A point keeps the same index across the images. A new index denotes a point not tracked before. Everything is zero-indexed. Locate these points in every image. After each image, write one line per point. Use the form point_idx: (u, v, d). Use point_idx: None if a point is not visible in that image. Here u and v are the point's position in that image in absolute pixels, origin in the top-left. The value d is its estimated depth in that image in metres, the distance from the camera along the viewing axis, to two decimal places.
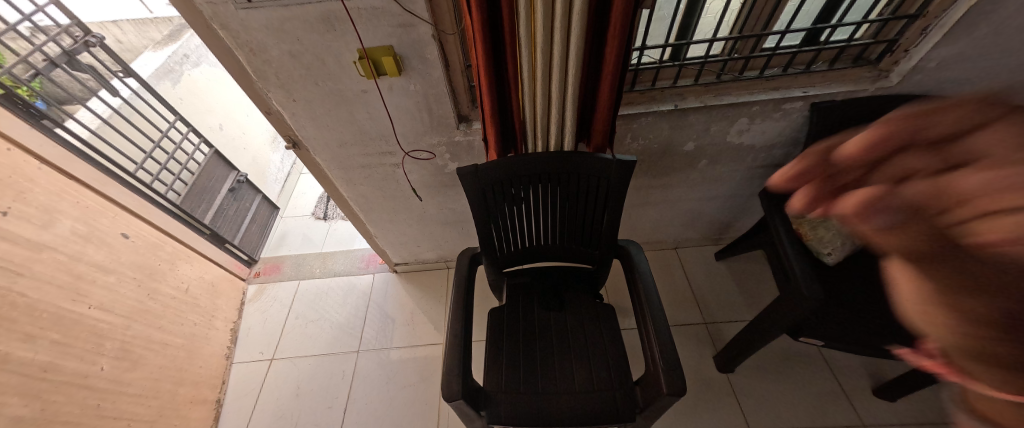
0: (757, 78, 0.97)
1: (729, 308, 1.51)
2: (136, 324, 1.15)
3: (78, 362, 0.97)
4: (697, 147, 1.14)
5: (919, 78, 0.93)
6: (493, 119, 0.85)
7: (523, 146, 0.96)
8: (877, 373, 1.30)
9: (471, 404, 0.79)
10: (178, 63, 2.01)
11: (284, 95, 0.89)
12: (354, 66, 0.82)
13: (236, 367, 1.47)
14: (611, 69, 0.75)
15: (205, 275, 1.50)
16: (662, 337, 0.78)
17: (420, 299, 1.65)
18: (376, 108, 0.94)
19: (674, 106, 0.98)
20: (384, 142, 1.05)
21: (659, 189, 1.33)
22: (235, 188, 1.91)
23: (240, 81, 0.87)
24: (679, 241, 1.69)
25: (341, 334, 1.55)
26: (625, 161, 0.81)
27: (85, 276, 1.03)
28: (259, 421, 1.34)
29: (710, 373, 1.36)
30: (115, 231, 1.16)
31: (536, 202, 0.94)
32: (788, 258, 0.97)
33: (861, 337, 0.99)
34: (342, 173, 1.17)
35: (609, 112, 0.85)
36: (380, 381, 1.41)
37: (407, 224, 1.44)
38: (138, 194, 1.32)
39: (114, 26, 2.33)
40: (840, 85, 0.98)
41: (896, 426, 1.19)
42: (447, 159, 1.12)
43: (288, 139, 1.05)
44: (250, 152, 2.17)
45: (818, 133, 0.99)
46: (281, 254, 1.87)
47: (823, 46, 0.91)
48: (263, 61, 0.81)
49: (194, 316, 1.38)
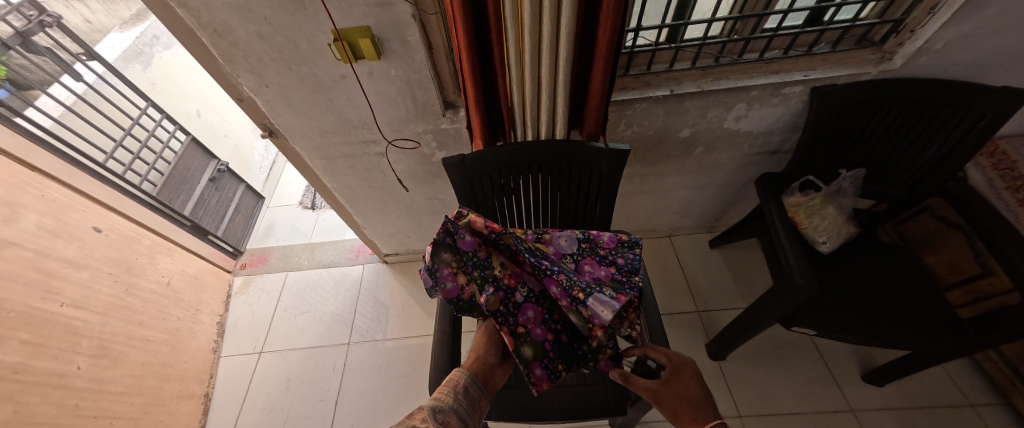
0: (757, 61, 0.93)
1: (722, 296, 1.51)
2: (114, 321, 1.11)
3: (53, 361, 0.94)
4: (693, 134, 1.11)
5: (923, 60, 0.90)
6: (479, 106, 0.80)
7: (512, 133, 0.92)
8: (866, 359, 1.31)
9: None
10: (147, 45, 1.94)
11: (255, 80, 0.84)
12: (329, 49, 0.77)
13: (224, 361, 1.45)
14: (604, 52, 0.70)
15: (188, 268, 1.45)
16: (655, 331, 0.77)
17: (411, 289, 1.62)
18: (356, 95, 0.89)
19: (670, 91, 0.94)
20: (367, 130, 1.00)
21: (653, 177, 1.30)
22: (216, 178, 1.85)
23: (207, 66, 0.81)
24: (673, 229, 1.67)
25: (331, 327, 1.52)
26: (619, 150, 0.77)
27: (55, 273, 0.98)
28: (249, 414, 1.32)
29: (701, 361, 1.36)
30: (87, 225, 1.11)
31: (527, 193, 0.91)
32: (783, 246, 0.95)
33: (853, 326, 0.98)
34: (324, 163, 1.12)
35: (602, 98, 0.80)
36: (371, 373, 1.40)
37: (396, 215, 1.40)
38: (109, 186, 1.26)
39: (81, 4, 2.03)
40: (842, 69, 0.94)
41: (882, 411, 1.21)
42: (434, 148, 1.08)
43: (263, 127, 0.99)
44: (231, 139, 2.10)
45: (816, 119, 0.97)
46: (268, 246, 1.82)
47: (826, 27, 0.87)
48: (229, 43, 0.75)
49: (177, 311, 1.35)
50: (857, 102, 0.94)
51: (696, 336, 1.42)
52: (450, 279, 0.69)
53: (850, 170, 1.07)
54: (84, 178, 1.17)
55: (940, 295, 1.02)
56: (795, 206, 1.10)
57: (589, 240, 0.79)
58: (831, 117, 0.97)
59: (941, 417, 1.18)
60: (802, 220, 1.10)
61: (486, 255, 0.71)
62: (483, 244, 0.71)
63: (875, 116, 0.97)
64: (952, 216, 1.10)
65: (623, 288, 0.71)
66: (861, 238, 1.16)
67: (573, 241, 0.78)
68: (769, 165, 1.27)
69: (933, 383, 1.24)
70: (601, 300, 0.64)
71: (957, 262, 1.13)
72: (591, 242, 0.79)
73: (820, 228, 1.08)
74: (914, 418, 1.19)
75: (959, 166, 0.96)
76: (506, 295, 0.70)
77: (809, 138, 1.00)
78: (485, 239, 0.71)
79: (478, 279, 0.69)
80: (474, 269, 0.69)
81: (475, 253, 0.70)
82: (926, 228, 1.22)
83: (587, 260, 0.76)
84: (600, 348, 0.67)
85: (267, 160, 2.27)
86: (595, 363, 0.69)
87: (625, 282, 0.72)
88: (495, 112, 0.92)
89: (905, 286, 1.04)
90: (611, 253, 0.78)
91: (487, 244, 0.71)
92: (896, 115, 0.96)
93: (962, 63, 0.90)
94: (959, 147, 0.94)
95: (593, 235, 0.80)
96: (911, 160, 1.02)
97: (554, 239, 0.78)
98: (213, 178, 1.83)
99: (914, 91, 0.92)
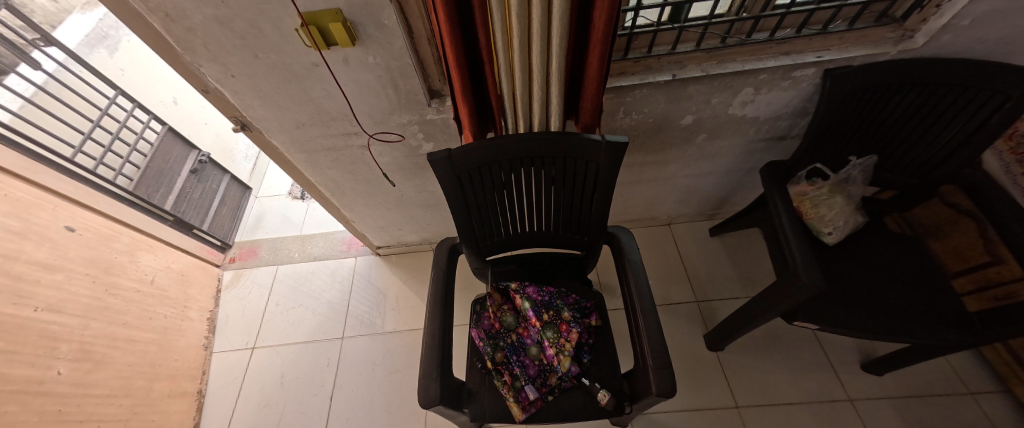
0: (767, 41, 0.86)
1: (722, 285, 1.48)
2: (94, 323, 1.09)
3: (32, 368, 0.91)
4: (696, 121, 1.04)
5: (948, 38, 0.82)
6: (465, 96, 0.73)
7: (503, 123, 0.86)
8: (867, 348, 1.29)
9: (452, 406, 0.75)
10: (112, 28, 1.93)
11: (220, 70, 0.77)
12: (297, 34, 0.69)
13: (216, 357, 1.43)
14: (601, 35, 0.63)
15: (172, 264, 1.42)
16: (653, 334, 0.72)
17: (405, 281, 1.59)
18: (331, 84, 0.82)
19: (672, 77, 0.87)
20: (348, 122, 0.94)
21: (653, 165, 1.24)
22: (198, 169, 1.80)
23: (163, 54, 0.74)
24: (673, 217, 1.62)
25: (324, 321, 1.50)
26: (616, 142, 0.71)
27: (26, 277, 0.94)
28: (243, 411, 1.31)
29: (699, 352, 1.35)
30: (57, 224, 1.06)
31: (521, 188, 0.85)
32: (787, 237, 0.90)
33: (860, 319, 0.94)
34: (305, 157, 1.06)
35: (599, 86, 0.74)
36: (365, 367, 1.38)
37: (385, 208, 1.35)
38: (79, 182, 1.21)
39: None
40: (859, 48, 0.87)
41: (881, 400, 1.20)
42: (420, 139, 1.01)
43: (235, 120, 0.92)
44: (211, 128, 2.03)
45: (827, 104, 0.90)
46: (256, 238, 1.78)
47: (845, 2, 0.79)
48: (185, 29, 0.67)
49: (163, 309, 1.33)
50: (871, 85, 0.87)
51: (694, 326, 1.40)
52: (478, 330, 0.90)
53: (861, 157, 1.01)
54: (52, 174, 1.12)
55: (949, 287, 0.97)
56: (802, 196, 1.06)
57: (561, 334, 0.86)
58: (845, 101, 0.89)
59: (939, 405, 1.17)
60: (808, 210, 1.05)
61: (493, 330, 0.90)
62: (496, 313, 0.91)
63: (890, 99, 0.90)
64: (966, 204, 1.03)
65: (581, 352, 0.88)
66: (867, 227, 1.11)
67: (561, 307, 0.90)
68: (774, 152, 1.21)
69: (933, 371, 1.22)
70: (536, 389, 0.84)
71: (965, 251, 1.09)
72: (563, 337, 0.86)
73: (827, 219, 1.03)
74: (913, 407, 1.18)
75: (977, 154, 0.89)
76: (504, 364, 0.86)
77: (818, 124, 0.94)
78: (493, 309, 0.91)
79: (489, 339, 0.88)
80: (488, 336, 0.89)
81: (484, 328, 0.90)
82: (938, 215, 1.16)
83: (564, 325, 0.87)
84: (554, 389, 0.85)
85: (252, 149, 2.20)
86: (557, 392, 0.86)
87: (584, 348, 0.89)
88: (483, 101, 0.86)
89: (914, 278, 1.00)
90: (582, 318, 0.91)
91: (494, 316, 0.90)
92: (915, 99, 0.89)
93: (989, 40, 0.83)
94: (974, 136, 0.88)
95: (579, 306, 0.92)
96: (924, 148, 0.95)
97: (539, 297, 0.90)
98: (194, 170, 1.79)
99: (933, 73, 0.84)
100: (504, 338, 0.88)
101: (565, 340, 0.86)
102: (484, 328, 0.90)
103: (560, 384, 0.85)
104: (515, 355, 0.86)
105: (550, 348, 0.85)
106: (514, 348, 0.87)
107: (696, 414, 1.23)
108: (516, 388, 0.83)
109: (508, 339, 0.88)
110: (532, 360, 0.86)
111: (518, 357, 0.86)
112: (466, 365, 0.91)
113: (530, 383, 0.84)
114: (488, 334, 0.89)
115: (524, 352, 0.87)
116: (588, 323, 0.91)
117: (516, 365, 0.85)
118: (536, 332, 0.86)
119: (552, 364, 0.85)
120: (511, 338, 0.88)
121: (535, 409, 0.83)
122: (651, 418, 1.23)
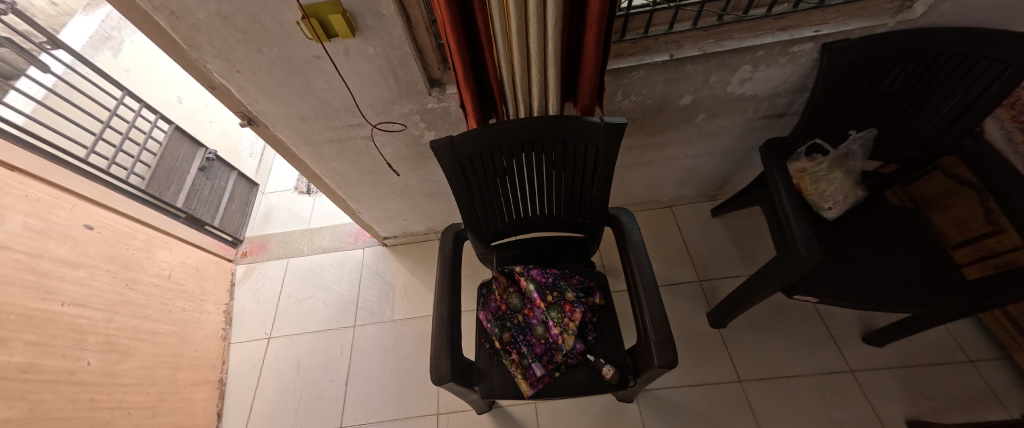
0: (764, 18, 0.85)
1: (724, 264, 1.50)
2: (119, 316, 1.14)
3: (62, 359, 0.96)
4: (695, 101, 1.05)
5: (946, 8, 0.83)
6: (464, 83, 0.75)
7: (503, 107, 0.87)
8: (868, 321, 1.31)
9: (462, 382, 0.78)
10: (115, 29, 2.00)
11: (225, 66, 0.79)
12: (298, 27, 0.70)
13: (234, 347, 1.49)
14: (596, 16, 0.64)
15: (188, 259, 1.48)
16: (654, 310, 0.74)
17: (412, 270, 1.63)
18: (333, 76, 0.84)
19: (669, 56, 0.88)
20: (350, 114, 0.96)
21: (654, 147, 1.25)
22: (206, 167, 1.86)
23: (170, 55, 0.76)
24: (674, 199, 1.63)
25: (337, 310, 1.54)
26: (614, 123, 0.72)
27: (50, 273, 0.98)
28: (262, 397, 1.37)
29: (702, 328, 1.37)
30: (77, 223, 1.11)
31: (525, 173, 0.86)
32: (786, 212, 0.90)
33: (860, 291, 0.95)
34: (311, 150, 1.09)
35: (596, 67, 0.75)
36: (377, 354, 1.43)
37: (390, 198, 1.37)
38: (92, 180, 1.25)
39: None
40: (856, 21, 0.87)
41: (881, 370, 1.22)
42: (422, 128, 1.03)
43: (241, 115, 0.95)
44: (217, 126, 2.11)
45: (826, 78, 0.89)
46: (267, 233, 1.83)
47: None
48: (190, 26, 0.69)
49: (182, 303, 1.38)
50: (871, 59, 0.87)
51: (695, 304, 1.43)
52: (486, 311, 0.94)
53: (861, 130, 1.01)
54: (69, 175, 1.17)
55: (949, 258, 0.98)
56: (801, 172, 1.06)
57: (565, 315, 0.88)
58: (844, 73, 0.88)
59: (940, 373, 1.19)
60: (808, 187, 1.06)
61: (499, 312, 0.93)
62: (503, 295, 0.94)
63: (890, 72, 0.89)
64: (967, 175, 1.04)
65: (586, 331, 0.91)
66: (868, 201, 1.12)
67: (567, 289, 0.91)
68: (775, 129, 1.22)
69: (934, 341, 1.24)
70: (541, 365, 0.87)
71: (967, 221, 1.09)
72: (568, 317, 0.88)
73: (826, 194, 1.04)
74: (915, 376, 1.20)
75: (977, 121, 0.89)
76: (510, 343, 0.89)
77: (818, 100, 0.93)
78: (499, 292, 0.94)
79: (497, 320, 0.92)
80: (495, 317, 0.92)
81: (490, 311, 0.94)
82: (939, 186, 1.16)
83: (568, 305, 0.89)
84: (558, 366, 0.88)
85: (256, 145, 2.24)
86: (562, 369, 0.88)
87: (587, 329, 0.91)
88: (483, 87, 0.87)
89: (915, 249, 1.01)
90: (586, 299, 0.93)
91: (500, 299, 0.94)
92: (913, 69, 0.88)
93: (989, 6, 0.83)
94: (977, 102, 0.88)
95: (585, 288, 0.95)
96: (923, 121, 0.96)
97: (543, 279, 0.92)
98: (202, 168, 1.84)
99: (934, 43, 0.83)
100: (511, 319, 0.91)
101: (568, 320, 0.88)
102: (492, 309, 0.94)
103: (565, 361, 0.88)
104: (521, 334, 0.89)
105: (556, 330, 0.87)
106: (520, 327, 0.90)
107: (699, 389, 1.26)
108: (523, 366, 0.87)
109: (513, 319, 0.91)
110: (537, 340, 0.88)
111: (524, 337, 0.89)
112: (476, 347, 0.95)
113: (536, 361, 0.87)
114: (495, 315, 0.93)
115: (530, 332, 0.90)
116: (591, 302, 0.93)
117: (522, 345, 0.88)
118: (541, 313, 0.89)
119: (558, 344, 0.87)
120: (517, 319, 0.91)
121: (542, 385, 0.87)
122: (655, 394, 1.27)
